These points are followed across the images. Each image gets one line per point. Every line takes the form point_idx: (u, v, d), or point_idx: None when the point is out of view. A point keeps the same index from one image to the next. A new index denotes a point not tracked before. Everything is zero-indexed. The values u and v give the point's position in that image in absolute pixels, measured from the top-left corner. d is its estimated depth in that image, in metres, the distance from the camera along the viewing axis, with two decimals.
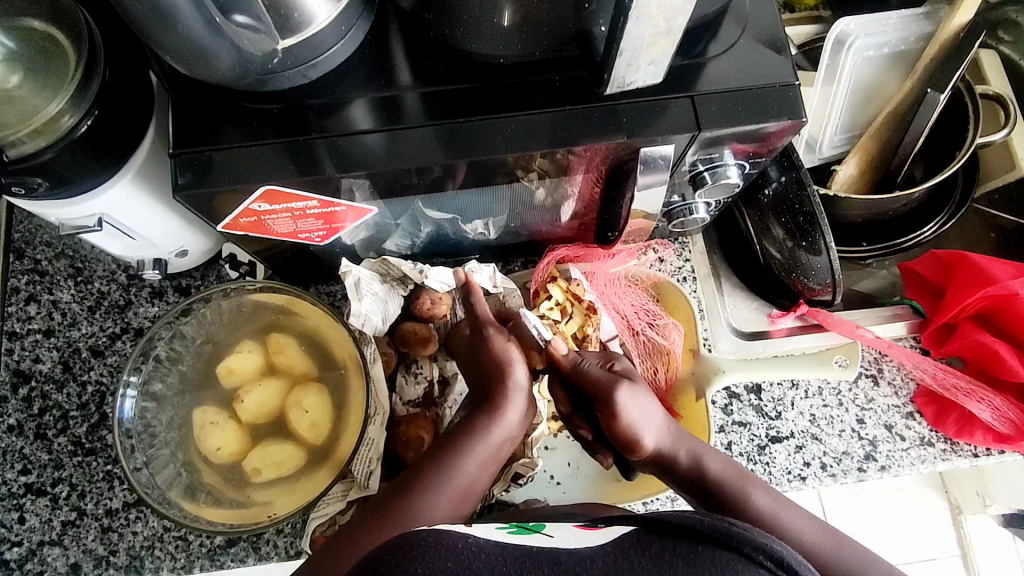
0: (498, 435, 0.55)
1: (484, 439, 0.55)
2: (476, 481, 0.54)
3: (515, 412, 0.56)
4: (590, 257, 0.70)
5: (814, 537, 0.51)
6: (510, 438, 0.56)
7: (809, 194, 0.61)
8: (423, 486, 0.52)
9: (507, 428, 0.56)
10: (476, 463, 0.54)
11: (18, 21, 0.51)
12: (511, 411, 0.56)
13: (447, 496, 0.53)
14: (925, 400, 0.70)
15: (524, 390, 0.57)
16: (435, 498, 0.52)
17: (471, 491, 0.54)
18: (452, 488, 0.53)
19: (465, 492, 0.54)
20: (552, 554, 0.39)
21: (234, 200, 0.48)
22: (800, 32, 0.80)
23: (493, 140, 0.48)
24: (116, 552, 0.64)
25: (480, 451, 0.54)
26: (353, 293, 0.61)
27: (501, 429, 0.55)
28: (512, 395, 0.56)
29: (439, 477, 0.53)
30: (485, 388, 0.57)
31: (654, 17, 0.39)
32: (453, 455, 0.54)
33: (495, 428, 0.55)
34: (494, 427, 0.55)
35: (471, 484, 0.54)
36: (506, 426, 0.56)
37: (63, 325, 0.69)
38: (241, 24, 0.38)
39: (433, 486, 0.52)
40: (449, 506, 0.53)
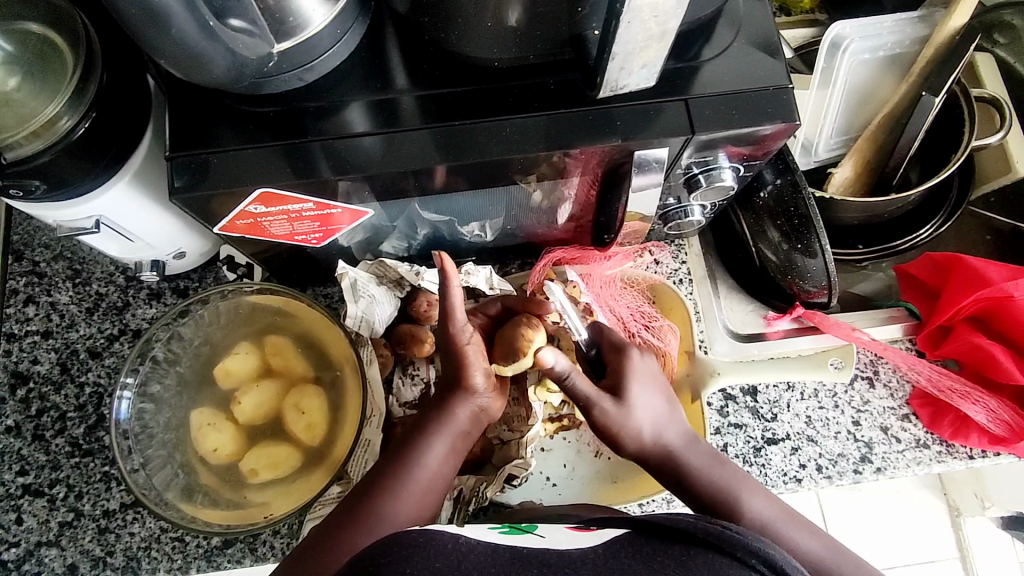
0: (453, 427, 0.54)
1: (439, 431, 0.54)
2: (441, 477, 0.53)
3: (471, 405, 0.55)
4: (587, 259, 0.70)
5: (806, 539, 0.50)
6: (469, 429, 0.55)
7: (804, 196, 0.61)
8: (392, 485, 0.51)
9: (464, 419, 0.54)
10: (438, 457, 0.53)
11: (17, 24, 0.51)
12: (461, 406, 0.54)
13: (416, 494, 0.51)
14: (921, 402, 0.70)
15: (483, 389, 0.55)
16: (402, 496, 0.51)
17: (436, 489, 0.53)
18: (418, 485, 0.52)
19: (430, 489, 0.52)
20: (542, 556, 0.39)
21: (229, 202, 0.49)
22: (797, 36, 0.80)
23: (488, 143, 0.48)
24: (113, 553, 0.64)
25: (438, 446, 0.53)
26: (349, 295, 0.62)
27: (456, 421, 0.54)
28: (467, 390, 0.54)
29: (405, 475, 0.52)
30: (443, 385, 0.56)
31: (646, 21, 0.39)
32: (415, 451, 0.53)
33: (449, 420, 0.54)
34: (447, 418, 0.54)
35: (433, 480, 0.52)
36: (460, 420, 0.54)
37: (62, 326, 0.69)
38: (237, 28, 0.38)
39: (399, 487, 0.51)
40: (417, 505, 0.51)
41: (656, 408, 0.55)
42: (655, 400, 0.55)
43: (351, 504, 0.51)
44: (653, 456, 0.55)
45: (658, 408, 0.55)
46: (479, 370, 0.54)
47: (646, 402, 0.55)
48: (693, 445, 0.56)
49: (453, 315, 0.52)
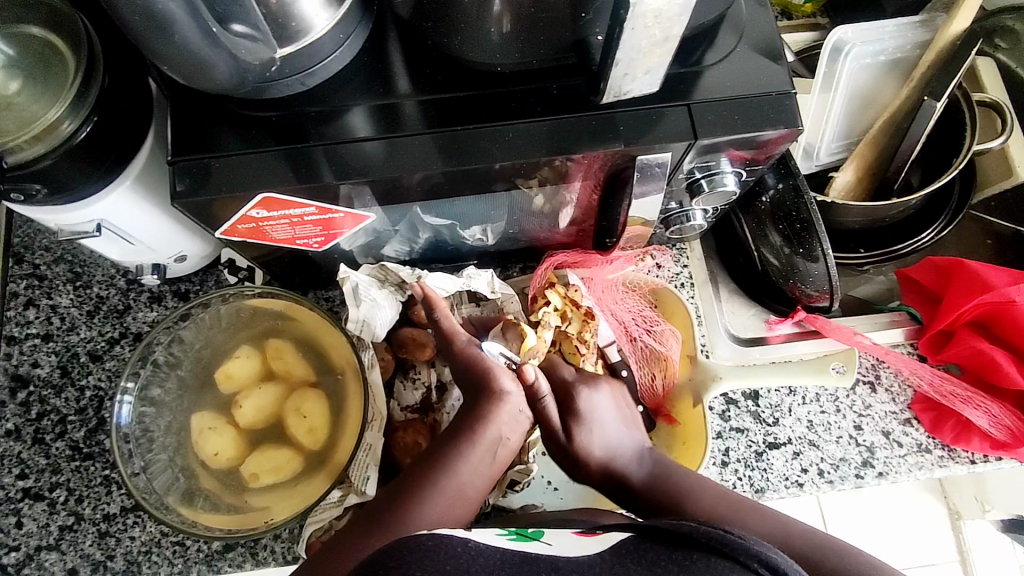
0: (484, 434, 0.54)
1: (474, 440, 0.54)
2: (473, 487, 0.53)
3: (505, 412, 0.55)
4: (589, 262, 0.70)
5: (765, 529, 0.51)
6: (505, 440, 0.55)
7: (806, 202, 0.60)
8: (422, 489, 0.51)
9: (498, 430, 0.55)
10: (470, 466, 0.53)
11: (18, 28, 0.51)
12: (499, 412, 0.55)
13: (446, 501, 0.51)
14: (922, 407, 0.70)
15: (516, 392, 0.56)
16: (433, 502, 0.51)
17: (467, 499, 0.53)
18: (448, 493, 0.52)
19: (462, 498, 0.52)
20: (548, 560, 0.39)
21: (231, 207, 0.48)
22: (799, 39, 0.81)
23: (491, 148, 0.48)
24: (113, 557, 0.64)
25: (472, 454, 0.54)
26: (351, 299, 0.61)
27: (491, 430, 0.54)
28: (501, 398, 0.55)
29: (436, 482, 0.52)
30: (471, 395, 0.57)
31: (649, 28, 0.39)
32: (448, 458, 0.53)
33: (483, 429, 0.54)
34: (483, 428, 0.54)
35: (466, 488, 0.53)
36: (497, 426, 0.55)
37: (62, 330, 0.69)
38: (239, 33, 0.38)
39: (429, 493, 0.51)
40: (448, 510, 0.51)
41: (607, 433, 0.60)
42: (601, 429, 0.60)
43: (374, 510, 0.51)
44: (604, 480, 0.60)
45: (612, 436, 0.60)
46: (506, 376, 0.56)
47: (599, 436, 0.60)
48: (643, 463, 0.60)
49: (455, 334, 0.58)
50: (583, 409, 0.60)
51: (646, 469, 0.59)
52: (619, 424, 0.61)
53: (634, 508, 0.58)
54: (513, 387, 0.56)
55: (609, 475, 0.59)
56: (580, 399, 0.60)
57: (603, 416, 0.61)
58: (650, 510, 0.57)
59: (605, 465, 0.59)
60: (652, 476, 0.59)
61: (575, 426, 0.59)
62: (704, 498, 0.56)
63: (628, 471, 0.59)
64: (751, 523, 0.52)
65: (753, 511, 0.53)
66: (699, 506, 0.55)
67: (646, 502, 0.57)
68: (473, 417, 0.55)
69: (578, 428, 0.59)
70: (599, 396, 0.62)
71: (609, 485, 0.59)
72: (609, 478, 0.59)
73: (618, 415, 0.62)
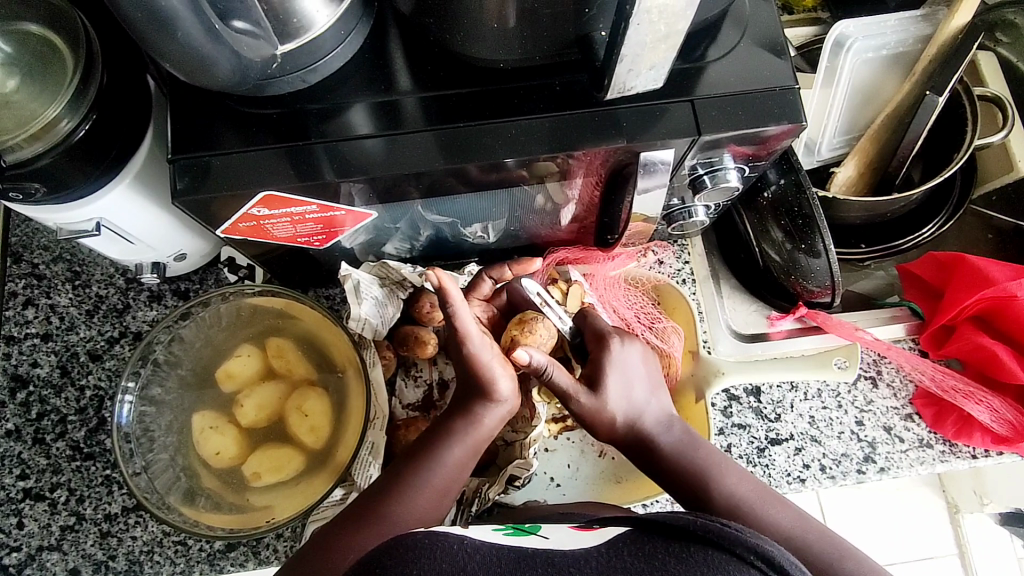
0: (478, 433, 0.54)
1: (460, 437, 0.54)
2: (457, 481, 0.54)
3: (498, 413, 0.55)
4: (590, 259, 0.70)
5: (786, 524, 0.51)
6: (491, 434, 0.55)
7: (807, 197, 0.61)
8: (408, 482, 0.52)
9: (486, 425, 0.54)
10: (456, 462, 0.53)
11: (16, 25, 0.51)
12: (490, 412, 0.54)
13: (431, 496, 0.52)
14: (924, 402, 0.70)
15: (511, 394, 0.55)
16: (416, 498, 0.51)
17: (450, 492, 0.53)
18: (432, 488, 0.52)
19: (445, 492, 0.53)
20: (544, 555, 0.39)
21: (232, 204, 0.48)
22: (798, 33, 0.80)
23: (493, 145, 0.48)
24: (115, 557, 0.64)
25: (454, 452, 0.53)
26: (353, 296, 0.61)
27: (479, 425, 0.54)
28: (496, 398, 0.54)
29: (422, 475, 0.52)
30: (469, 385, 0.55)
31: (654, 23, 0.38)
32: (435, 452, 0.53)
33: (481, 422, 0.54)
34: (475, 420, 0.54)
35: (446, 487, 0.53)
36: (486, 427, 0.55)
37: (61, 329, 0.68)
38: (240, 30, 0.37)
39: (416, 487, 0.52)
40: (429, 507, 0.52)
41: (633, 394, 0.58)
42: (631, 386, 0.58)
43: (363, 502, 0.51)
44: (628, 439, 0.58)
45: (638, 397, 0.58)
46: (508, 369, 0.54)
47: (621, 391, 0.57)
48: (671, 429, 0.58)
49: (467, 338, 0.52)
50: (609, 363, 0.57)
51: (674, 436, 0.58)
52: (647, 385, 0.59)
53: (655, 475, 0.57)
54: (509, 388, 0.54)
55: (639, 436, 0.58)
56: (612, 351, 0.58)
57: (633, 375, 0.58)
58: (677, 481, 0.56)
59: (632, 427, 0.58)
60: (679, 443, 0.57)
61: (599, 384, 0.57)
62: (730, 478, 0.55)
63: (657, 436, 0.58)
64: (772, 513, 0.52)
65: (780, 502, 0.53)
66: (724, 485, 0.54)
67: (668, 470, 0.56)
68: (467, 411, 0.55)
69: (606, 385, 0.57)
70: (631, 353, 0.59)
71: (636, 446, 0.58)
72: (633, 437, 0.58)
73: (650, 373, 0.60)
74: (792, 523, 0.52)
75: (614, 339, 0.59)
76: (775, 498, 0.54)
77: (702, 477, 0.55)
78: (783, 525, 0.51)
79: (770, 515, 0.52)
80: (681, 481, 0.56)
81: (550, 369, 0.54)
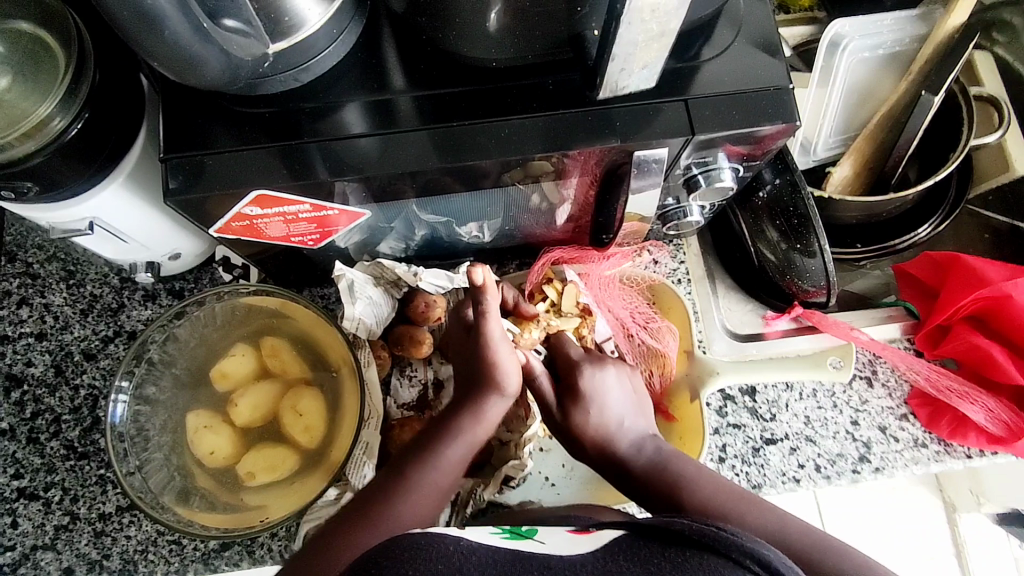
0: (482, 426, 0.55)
1: (460, 435, 0.54)
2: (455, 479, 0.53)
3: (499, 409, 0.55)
4: (585, 259, 0.70)
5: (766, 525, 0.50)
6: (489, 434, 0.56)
7: (803, 195, 0.60)
8: (406, 482, 0.51)
9: (486, 423, 0.55)
10: (455, 460, 0.53)
11: (8, 23, 0.50)
12: (492, 407, 0.55)
13: (430, 495, 0.51)
14: (919, 402, 0.70)
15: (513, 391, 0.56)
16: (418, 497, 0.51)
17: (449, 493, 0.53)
18: (433, 487, 0.52)
19: (444, 492, 0.52)
20: (541, 559, 0.39)
21: (225, 204, 0.48)
22: (796, 33, 0.80)
23: (486, 144, 0.48)
24: (109, 556, 0.64)
25: (455, 448, 0.54)
26: (347, 296, 0.61)
27: (480, 423, 0.55)
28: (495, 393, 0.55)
29: (421, 475, 0.52)
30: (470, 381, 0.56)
31: (646, 22, 0.38)
32: (434, 452, 0.53)
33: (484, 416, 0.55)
34: (475, 418, 0.55)
35: (449, 484, 0.53)
36: (489, 422, 0.55)
37: (56, 328, 0.68)
38: (230, 28, 0.37)
39: (415, 487, 0.51)
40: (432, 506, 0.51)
41: (609, 413, 0.59)
42: (606, 407, 0.59)
43: (357, 506, 0.50)
44: (603, 462, 0.58)
45: (616, 415, 0.59)
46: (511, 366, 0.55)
47: (596, 413, 0.59)
48: (644, 447, 0.58)
49: (488, 321, 0.53)
50: (583, 387, 0.60)
51: (646, 456, 0.57)
52: (625, 405, 0.60)
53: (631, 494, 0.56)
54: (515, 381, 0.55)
55: (609, 457, 0.58)
56: (585, 375, 0.61)
57: (611, 396, 0.60)
58: (650, 496, 0.55)
59: (602, 447, 0.58)
60: (652, 461, 0.57)
61: (575, 405, 0.59)
62: (705, 488, 0.53)
63: (627, 454, 0.57)
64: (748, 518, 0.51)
65: (760, 504, 0.52)
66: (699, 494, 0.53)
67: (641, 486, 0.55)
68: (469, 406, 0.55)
69: (579, 403, 0.59)
70: (605, 375, 0.61)
71: (609, 469, 0.58)
72: (606, 461, 0.58)
73: (630, 397, 0.61)
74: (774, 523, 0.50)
75: (587, 364, 0.62)
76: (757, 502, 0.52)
77: (674, 489, 0.54)
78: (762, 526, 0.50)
79: (749, 518, 0.51)
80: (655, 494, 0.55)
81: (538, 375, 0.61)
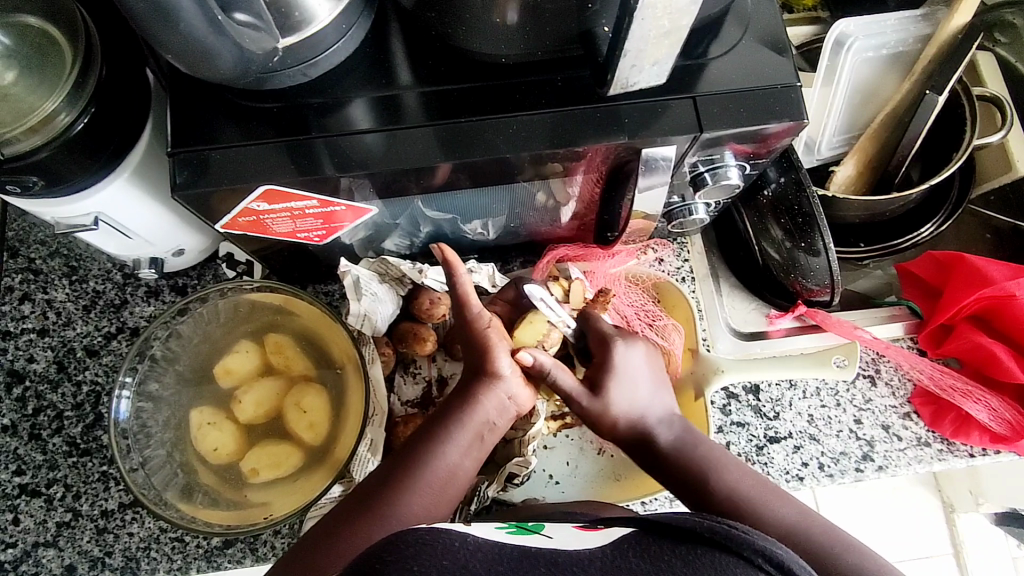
0: (477, 418, 0.53)
1: (462, 426, 0.53)
2: (462, 470, 0.53)
3: (494, 398, 0.54)
4: (590, 257, 0.70)
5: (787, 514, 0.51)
6: (493, 424, 0.54)
7: (807, 195, 0.60)
8: (410, 473, 0.51)
9: (487, 413, 0.54)
10: (459, 451, 0.53)
11: (14, 17, 0.50)
12: (488, 396, 0.54)
13: (434, 489, 0.51)
14: (922, 401, 0.71)
15: (508, 376, 0.54)
16: (418, 490, 0.51)
17: (456, 485, 0.52)
18: (437, 480, 0.51)
19: (451, 484, 0.52)
20: (546, 555, 0.39)
21: (232, 199, 0.48)
22: (799, 32, 0.80)
23: (494, 140, 0.48)
24: (112, 553, 0.63)
25: (458, 439, 0.53)
26: (352, 292, 0.62)
27: (480, 413, 0.53)
28: (492, 381, 0.54)
29: (425, 467, 0.52)
30: (468, 373, 0.55)
31: (659, 18, 0.38)
32: (436, 442, 0.52)
33: (476, 410, 0.53)
34: (472, 409, 0.53)
35: (451, 476, 0.52)
36: (486, 411, 0.54)
37: (58, 324, 0.68)
38: (242, 22, 0.38)
39: (418, 479, 0.51)
40: (433, 501, 0.51)
41: (638, 393, 0.59)
42: (634, 387, 0.59)
43: (363, 496, 0.50)
44: (629, 441, 0.59)
45: (641, 395, 0.59)
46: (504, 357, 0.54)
47: (625, 393, 0.59)
48: (672, 426, 0.59)
49: (468, 303, 0.54)
50: (611, 366, 0.59)
51: (675, 433, 0.59)
52: (650, 385, 0.60)
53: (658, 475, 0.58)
54: (508, 370, 0.54)
55: (639, 435, 0.59)
56: (615, 353, 0.60)
57: (638, 374, 0.60)
58: (677, 478, 0.56)
59: (633, 426, 0.59)
60: (679, 442, 0.58)
61: (602, 385, 0.58)
62: (731, 472, 0.55)
63: (655, 435, 0.59)
64: (774, 506, 0.52)
65: (781, 497, 0.53)
66: (724, 479, 0.55)
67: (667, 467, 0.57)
68: (463, 398, 0.54)
69: (608, 386, 0.58)
70: (634, 352, 0.61)
71: (634, 449, 0.59)
72: (634, 439, 0.59)
73: (651, 373, 0.61)
74: (795, 517, 0.51)
75: (617, 340, 0.61)
76: (777, 493, 0.54)
77: (701, 471, 0.55)
78: (784, 517, 0.51)
79: (774, 507, 0.52)
80: (681, 477, 0.56)
81: (553, 373, 0.57)
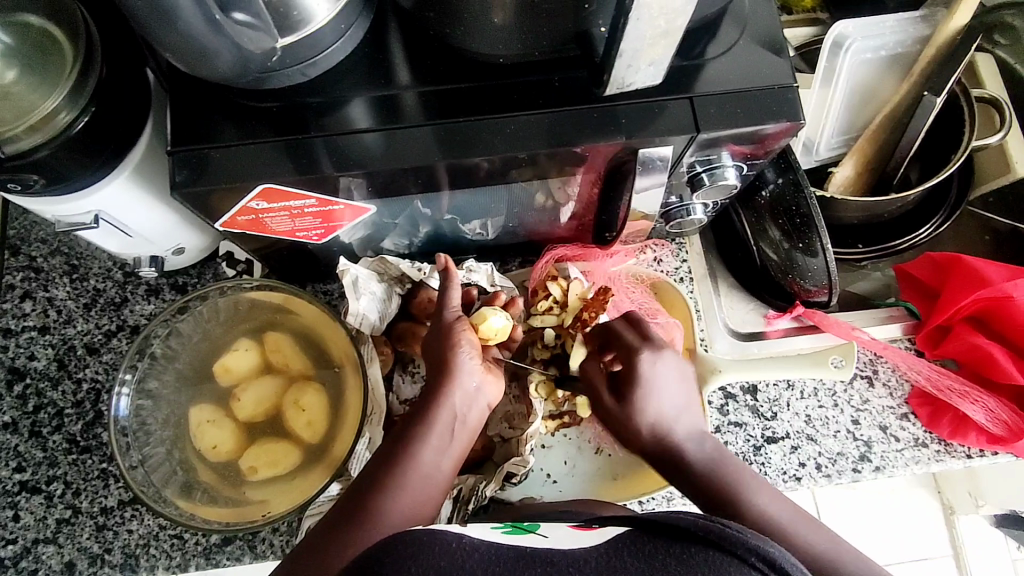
0: (447, 414, 0.52)
1: (433, 423, 0.52)
2: (439, 471, 0.52)
3: (462, 393, 0.53)
4: (589, 257, 0.70)
5: (821, 543, 0.49)
6: (464, 419, 0.53)
7: (806, 196, 0.60)
8: (387, 478, 0.50)
9: (456, 412, 0.53)
10: (433, 452, 0.52)
11: (16, 17, 0.51)
12: (456, 393, 0.53)
13: (414, 491, 0.50)
14: (918, 401, 0.71)
15: (471, 369, 0.53)
16: (400, 491, 0.50)
17: (434, 486, 0.51)
18: (414, 480, 0.51)
19: (430, 486, 0.51)
20: (543, 555, 0.39)
21: (230, 198, 0.48)
22: (797, 34, 0.80)
23: (492, 139, 0.48)
24: (111, 550, 0.64)
25: (432, 437, 0.52)
26: (351, 291, 0.61)
27: (448, 412, 0.52)
28: (459, 375, 0.53)
29: (402, 467, 0.51)
30: (433, 370, 0.54)
31: (655, 19, 0.39)
32: (410, 445, 0.51)
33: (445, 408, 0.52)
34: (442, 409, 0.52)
35: (431, 476, 0.51)
36: (455, 407, 0.53)
37: (59, 322, 0.68)
38: (241, 22, 0.37)
39: (396, 485, 0.50)
40: (416, 501, 0.50)
41: (666, 407, 0.56)
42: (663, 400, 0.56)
43: (347, 504, 0.50)
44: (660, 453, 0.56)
45: (675, 409, 0.56)
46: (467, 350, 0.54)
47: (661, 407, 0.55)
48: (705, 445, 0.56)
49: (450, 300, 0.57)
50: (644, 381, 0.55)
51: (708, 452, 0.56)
52: (681, 399, 0.57)
53: (692, 493, 0.54)
54: (470, 366, 0.53)
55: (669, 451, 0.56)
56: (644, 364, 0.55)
57: (665, 391, 0.56)
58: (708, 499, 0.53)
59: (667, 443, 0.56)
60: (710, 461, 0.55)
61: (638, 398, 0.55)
62: (762, 496, 0.52)
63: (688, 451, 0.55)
64: (808, 535, 0.50)
65: (817, 524, 0.51)
66: (757, 502, 0.52)
67: (697, 480, 0.54)
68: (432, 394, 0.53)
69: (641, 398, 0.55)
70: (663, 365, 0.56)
71: (666, 464, 0.56)
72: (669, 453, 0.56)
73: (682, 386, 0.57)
74: (827, 543, 0.49)
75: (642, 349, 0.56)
76: (806, 517, 0.51)
77: (732, 493, 0.52)
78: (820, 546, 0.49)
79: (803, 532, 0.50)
80: (711, 496, 0.53)
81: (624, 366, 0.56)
